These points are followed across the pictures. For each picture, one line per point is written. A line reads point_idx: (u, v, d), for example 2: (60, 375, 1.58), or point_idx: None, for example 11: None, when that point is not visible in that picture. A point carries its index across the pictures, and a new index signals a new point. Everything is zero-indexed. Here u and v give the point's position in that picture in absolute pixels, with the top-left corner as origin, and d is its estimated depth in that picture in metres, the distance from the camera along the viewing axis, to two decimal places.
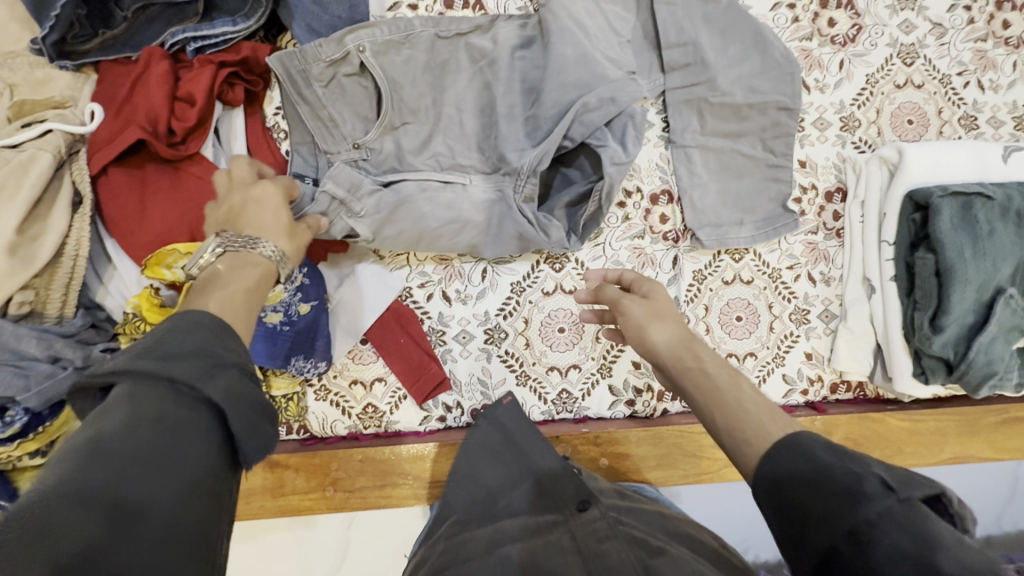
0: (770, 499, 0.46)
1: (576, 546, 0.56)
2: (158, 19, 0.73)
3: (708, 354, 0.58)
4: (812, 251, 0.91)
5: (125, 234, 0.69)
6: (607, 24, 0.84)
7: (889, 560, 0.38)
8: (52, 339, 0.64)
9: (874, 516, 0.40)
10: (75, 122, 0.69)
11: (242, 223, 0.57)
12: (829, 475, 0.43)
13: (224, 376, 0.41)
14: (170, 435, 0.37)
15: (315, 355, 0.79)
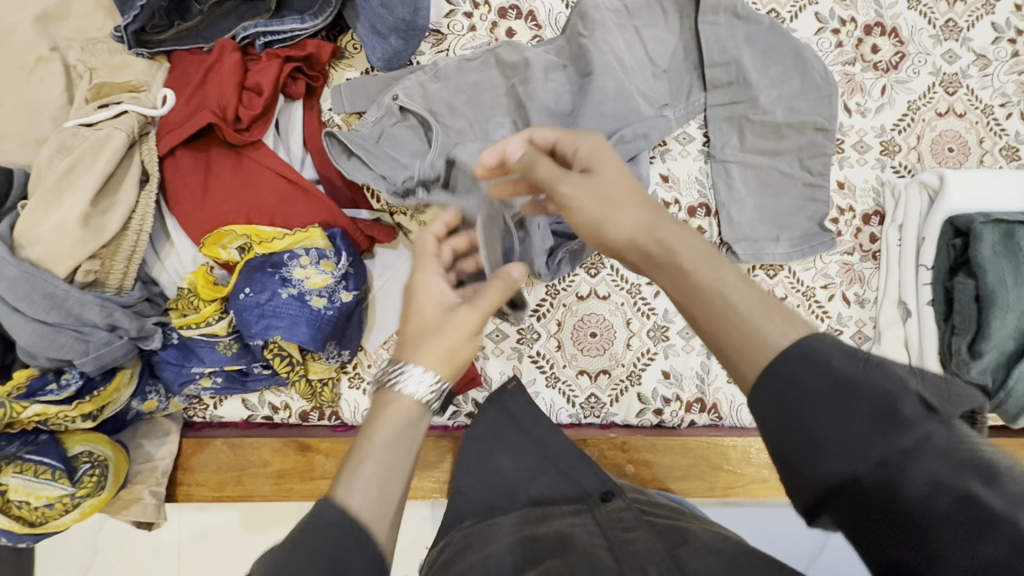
0: (773, 414, 0.38)
1: (601, 531, 0.58)
2: (233, 14, 0.78)
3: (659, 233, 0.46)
4: (847, 271, 0.91)
5: (186, 214, 0.73)
6: (652, 47, 0.87)
7: (930, 491, 0.33)
8: (113, 307, 0.66)
9: (913, 444, 0.34)
10: (146, 105, 0.73)
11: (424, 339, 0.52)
12: (854, 388, 0.36)
13: None
14: None
15: (344, 343, 0.76)
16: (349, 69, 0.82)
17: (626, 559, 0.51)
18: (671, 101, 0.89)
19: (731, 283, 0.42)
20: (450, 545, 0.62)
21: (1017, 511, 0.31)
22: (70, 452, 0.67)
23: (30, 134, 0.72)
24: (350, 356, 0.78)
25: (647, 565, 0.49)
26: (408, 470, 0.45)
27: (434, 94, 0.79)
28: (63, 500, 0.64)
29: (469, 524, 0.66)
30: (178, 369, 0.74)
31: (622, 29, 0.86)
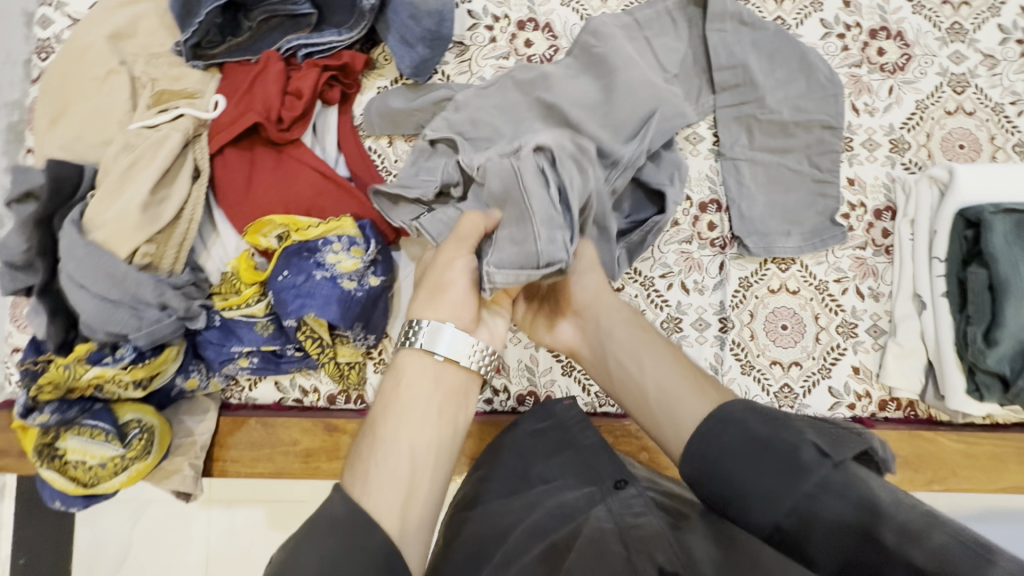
0: (720, 486, 0.54)
1: (612, 517, 0.59)
2: (279, 29, 0.86)
3: (607, 338, 0.71)
4: (860, 266, 0.92)
5: (232, 204, 0.80)
6: (662, 54, 0.91)
7: (833, 528, 0.47)
8: (165, 287, 0.73)
9: (813, 488, 0.49)
10: (200, 109, 0.81)
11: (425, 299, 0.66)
12: (768, 446, 0.53)
13: None
14: None
15: (370, 327, 0.81)
16: (381, 79, 0.89)
17: (634, 545, 0.55)
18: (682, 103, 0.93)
19: (654, 371, 0.66)
20: (464, 520, 0.64)
21: (905, 546, 0.43)
22: (122, 418, 0.73)
23: (99, 136, 0.81)
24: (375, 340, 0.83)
25: (656, 554, 0.54)
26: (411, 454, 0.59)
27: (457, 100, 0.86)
28: (115, 460, 0.71)
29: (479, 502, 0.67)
30: (219, 348, 0.79)
31: (633, 39, 0.91)
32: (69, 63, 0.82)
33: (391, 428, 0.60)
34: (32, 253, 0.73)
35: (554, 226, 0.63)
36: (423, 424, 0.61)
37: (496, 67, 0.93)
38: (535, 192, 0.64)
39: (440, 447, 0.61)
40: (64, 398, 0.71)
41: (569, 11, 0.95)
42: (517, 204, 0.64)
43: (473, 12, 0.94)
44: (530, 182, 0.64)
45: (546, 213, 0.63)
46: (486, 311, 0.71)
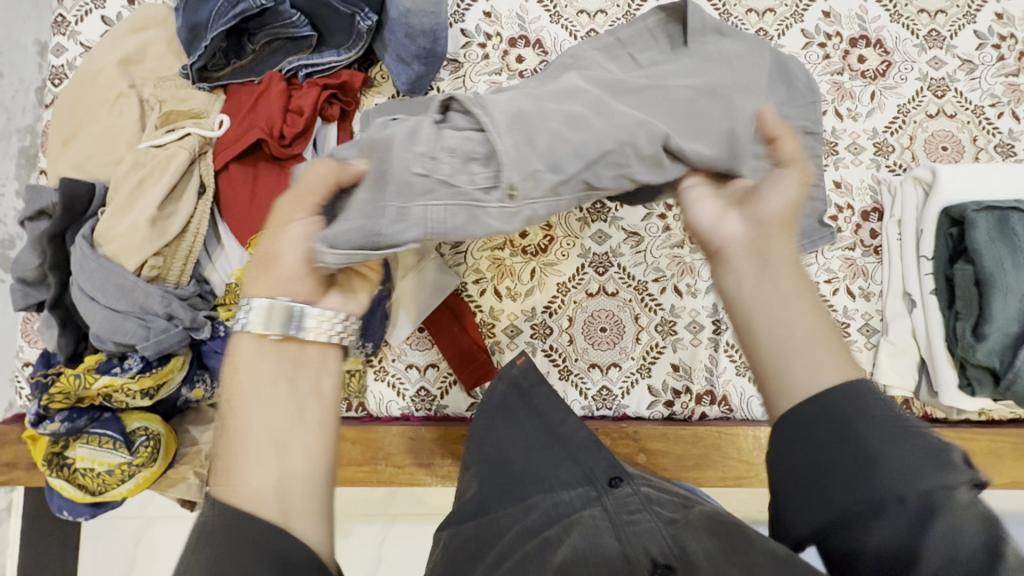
0: (834, 434, 0.44)
1: (608, 517, 0.59)
2: (280, 51, 0.90)
3: (773, 260, 0.54)
4: (850, 266, 0.93)
5: (235, 218, 0.83)
6: None
7: (952, 532, 0.39)
8: (172, 299, 0.76)
9: (951, 486, 0.40)
10: (207, 128, 0.85)
11: (265, 269, 0.56)
12: (915, 433, 0.43)
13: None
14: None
15: (369, 336, 0.85)
16: (378, 96, 0.93)
17: (629, 540, 0.56)
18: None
19: (809, 314, 0.51)
20: (462, 522, 0.65)
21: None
22: (128, 427, 0.75)
23: (109, 156, 0.85)
24: (373, 348, 0.87)
25: (650, 547, 0.54)
26: (276, 417, 0.49)
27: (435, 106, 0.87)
28: (123, 467, 0.73)
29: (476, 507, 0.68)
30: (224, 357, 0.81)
31: None
32: (82, 87, 0.86)
33: (241, 407, 0.49)
34: (46, 268, 0.76)
35: (413, 197, 0.59)
36: (278, 401, 0.50)
37: (490, 83, 0.97)
38: (394, 157, 0.59)
39: (311, 415, 0.50)
40: (74, 407, 0.73)
41: (559, 28, 0.99)
42: (379, 162, 0.60)
43: (466, 31, 0.98)
44: (397, 138, 0.61)
45: (402, 177, 0.59)
46: (342, 274, 0.60)
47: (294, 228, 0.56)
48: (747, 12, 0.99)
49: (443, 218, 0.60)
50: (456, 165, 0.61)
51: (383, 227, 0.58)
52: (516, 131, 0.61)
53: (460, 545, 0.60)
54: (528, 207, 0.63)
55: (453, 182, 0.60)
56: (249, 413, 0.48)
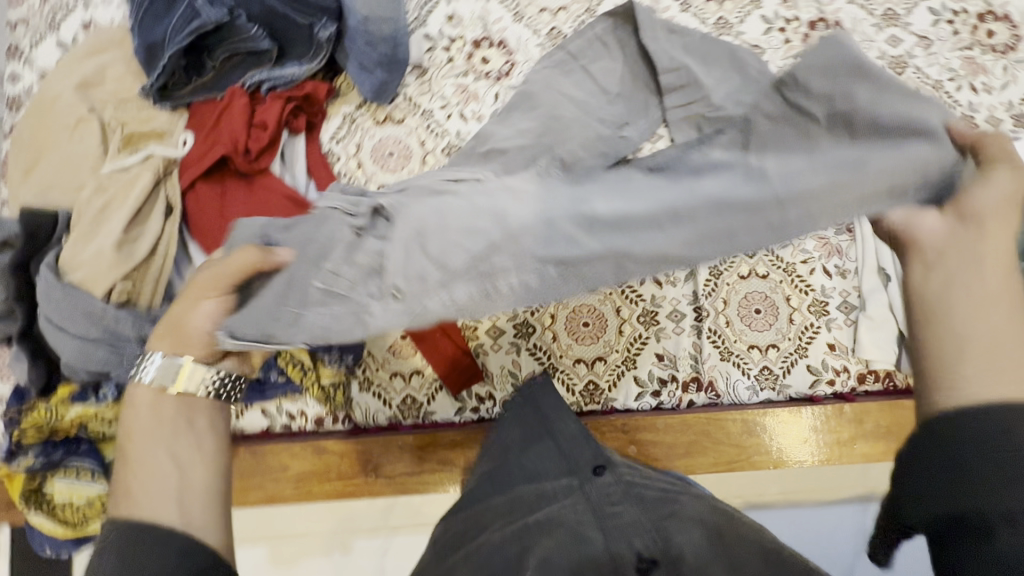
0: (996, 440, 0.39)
1: (591, 508, 0.58)
2: (241, 66, 0.89)
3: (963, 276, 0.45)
4: (824, 246, 0.95)
5: (205, 235, 0.82)
6: (602, 78, 0.91)
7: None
8: (144, 322, 0.74)
9: None
10: (171, 148, 0.84)
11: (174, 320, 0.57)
12: None
13: None
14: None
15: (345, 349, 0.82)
16: (345, 105, 0.94)
17: (612, 531, 0.54)
18: (635, 115, 0.92)
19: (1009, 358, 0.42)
20: (453, 520, 0.65)
21: None
22: (108, 456, 0.74)
23: (71, 182, 0.83)
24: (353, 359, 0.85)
25: (634, 540, 0.52)
26: (171, 448, 0.52)
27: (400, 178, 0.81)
28: (105, 497, 0.71)
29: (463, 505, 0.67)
30: None
31: (569, 69, 0.92)
32: (41, 115, 0.85)
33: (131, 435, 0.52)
34: (11, 300, 0.74)
35: (305, 305, 0.53)
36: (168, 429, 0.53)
37: (456, 85, 0.97)
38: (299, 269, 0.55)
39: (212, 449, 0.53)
40: (47, 441, 0.71)
41: (522, 27, 0.99)
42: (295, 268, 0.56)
43: (429, 36, 0.98)
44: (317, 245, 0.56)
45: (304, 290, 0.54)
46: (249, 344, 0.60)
47: (203, 301, 0.56)
48: (707, 2, 1.01)
49: (327, 328, 0.52)
50: (357, 277, 0.53)
51: (275, 332, 0.53)
52: (412, 241, 0.53)
53: (449, 543, 0.60)
54: (418, 306, 0.51)
55: (347, 296, 0.52)
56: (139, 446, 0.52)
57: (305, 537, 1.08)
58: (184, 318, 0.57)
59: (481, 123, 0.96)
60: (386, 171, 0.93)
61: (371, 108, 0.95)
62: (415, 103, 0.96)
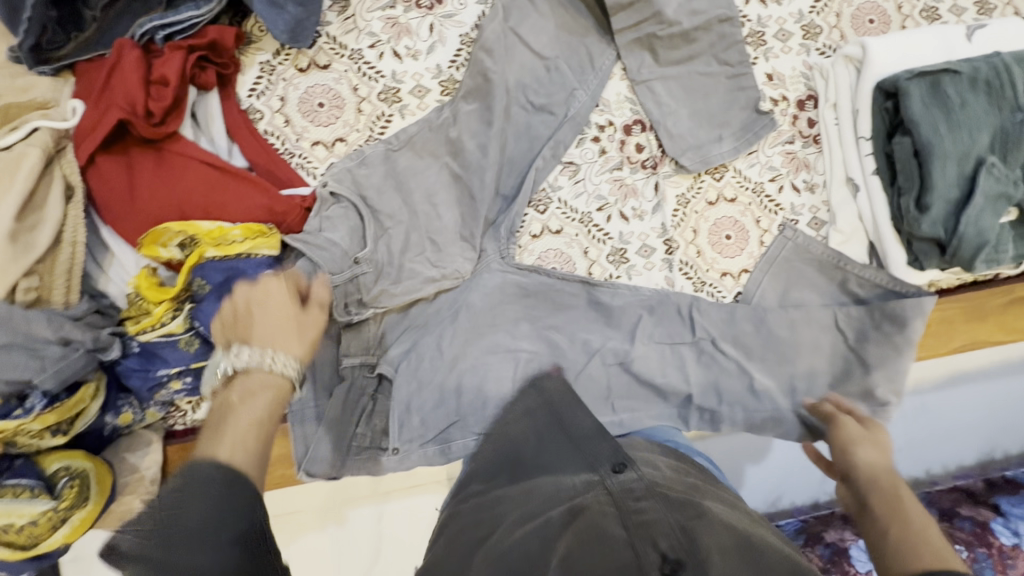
0: None
1: (614, 504, 0.53)
2: (128, 12, 0.77)
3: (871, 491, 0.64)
4: (791, 160, 0.91)
5: (118, 217, 0.73)
6: None
7: None
8: (61, 320, 0.66)
9: None
10: (59, 118, 0.72)
11: (250, 323, 0.62)
12: None
13: (227, 551, 0.43)
14: (211, 550, 0.42)
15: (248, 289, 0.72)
16: (260, 53, 0.83)
17: (635, 529, 0.50)
18: (582, 72, 0.89)
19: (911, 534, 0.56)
20: (461, 508, 0.60)
21: None
22: (48, 469, 0.67)
23: None
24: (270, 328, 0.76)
25: (659, 539, 0.48)
26: (267, 418, 0.56)
27: (365, 184, 0.81)
28: (49, 514, 0.66)
29: (477, 490, 0.61)
30: (144, 374, 0.74)
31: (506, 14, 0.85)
32: None
33: (230, 406, 0.57)
34: None
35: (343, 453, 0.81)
36: (253, 396, 0.57)
37: (385, 19, 0.87)
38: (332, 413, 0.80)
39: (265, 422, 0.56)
40: None
41: None
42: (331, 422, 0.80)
43: None
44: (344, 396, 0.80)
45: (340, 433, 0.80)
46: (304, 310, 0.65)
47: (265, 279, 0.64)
48: None
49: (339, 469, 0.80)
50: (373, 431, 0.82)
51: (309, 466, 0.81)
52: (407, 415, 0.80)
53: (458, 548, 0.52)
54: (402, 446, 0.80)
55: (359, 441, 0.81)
56: (216, 424, 0.54)
57: (303, 509, 1.05)
58: (265, 308, 0.62)
59: (418, 61, 0.87)
60: (318, 125, 0.85)
61: (291, 53, 0.84)
62: (340, 43, 0.86)
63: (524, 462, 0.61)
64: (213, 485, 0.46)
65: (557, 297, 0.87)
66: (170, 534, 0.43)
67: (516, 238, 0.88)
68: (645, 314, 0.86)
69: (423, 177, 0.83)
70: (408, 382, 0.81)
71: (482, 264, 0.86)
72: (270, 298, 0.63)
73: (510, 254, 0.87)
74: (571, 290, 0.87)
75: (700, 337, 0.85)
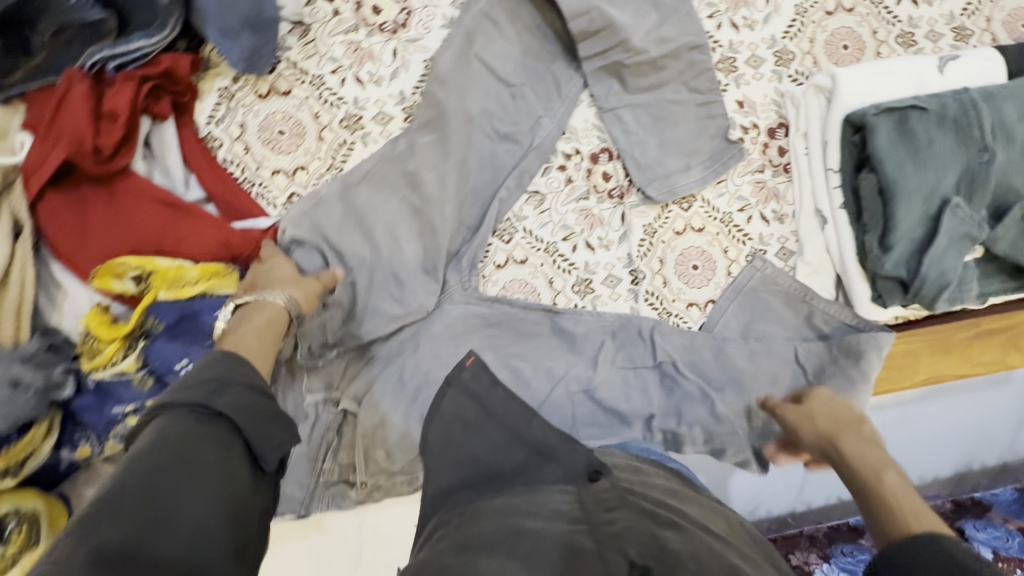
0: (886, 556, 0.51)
1: (585, 516, 0.53)
2: (76, 41, 0.74)
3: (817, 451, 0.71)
4: (761, 190, 0.90)
5: (68, 253, 0.72)
6: None
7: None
8: (9, 362, 0.66)
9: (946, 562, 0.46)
10: (8, 153, 0.71)
11: (257, 281, 0.73)
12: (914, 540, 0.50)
13: (232, 392, 0.51)
14: (214, 397, 0.49)
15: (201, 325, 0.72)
16: (219, 79, 0.82)
17: (607, 540, 0.49)
18: (548, 99, 0.87)
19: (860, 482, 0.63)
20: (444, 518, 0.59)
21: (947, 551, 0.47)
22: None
23: None
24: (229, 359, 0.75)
25: (629, 548, 0.48)
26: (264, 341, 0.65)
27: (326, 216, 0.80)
28: None
29: (463, 501, 0.60)
30: (99, 413, 0.72)
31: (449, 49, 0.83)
32: None
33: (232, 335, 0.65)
34: None
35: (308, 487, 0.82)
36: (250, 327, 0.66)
37: (347, 44, 0.85)
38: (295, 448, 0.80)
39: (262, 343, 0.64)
40: None
41: None
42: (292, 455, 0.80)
43: None
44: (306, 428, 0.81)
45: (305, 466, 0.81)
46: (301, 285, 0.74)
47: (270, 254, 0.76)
48: None
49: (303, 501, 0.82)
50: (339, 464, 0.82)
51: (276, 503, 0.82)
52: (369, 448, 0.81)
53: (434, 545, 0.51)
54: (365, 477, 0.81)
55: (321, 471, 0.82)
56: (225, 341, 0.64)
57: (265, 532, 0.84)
58: (271, 272, 0.73)
59: (381, 87, 0.86)
60: (278, 153, 0.83)
61: (250, 80, 0.82)
62: (301, 69, 0.84)
63: (505, 478, 0.62)
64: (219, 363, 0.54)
65: (521, 328, 0.86)
66: (185, 386, 0.50)
67: (479, 267, 0.88)
68: (607, 339, 0.86)
69: (383, 208, 0.81)
70: (370, 415, 0.81)
71: (445, 295, 0.85)
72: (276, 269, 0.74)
73: (472, 286, 0.86)
74: (535, 319, 0.86)
75: (664, 371, 0.85)
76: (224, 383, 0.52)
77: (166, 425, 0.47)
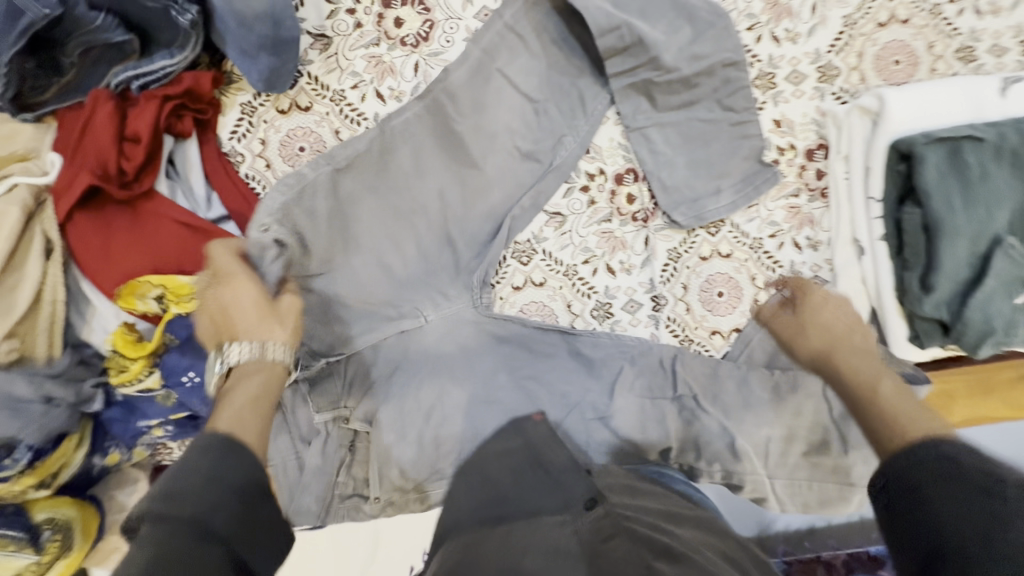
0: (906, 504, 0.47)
1: (583, 551, 0.50)
2: (103, 60, 0.75)
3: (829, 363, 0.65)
4: (795, 215, 0.85)
5: (95, 272, 0.74)
6: None
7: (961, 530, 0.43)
8: (43, 379, 0.68)
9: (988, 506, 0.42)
10: (40, 173, 0.73)
11: (231, 325, 0.64)
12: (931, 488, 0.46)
13: (225, 495, 0.49)
14: (207, 502, 0.47)
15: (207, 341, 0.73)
16: (241, 92, 0.81)
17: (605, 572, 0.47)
18: (572, 117, 0.84)
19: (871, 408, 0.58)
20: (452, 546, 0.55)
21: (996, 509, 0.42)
22: (34, 520, 0.72)
23: None
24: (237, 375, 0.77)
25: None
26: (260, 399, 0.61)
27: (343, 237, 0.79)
28: (33, 565, 0.72)
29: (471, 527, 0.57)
30: (126, 425, 0.76)
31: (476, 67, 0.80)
32: None
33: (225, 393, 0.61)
34: None
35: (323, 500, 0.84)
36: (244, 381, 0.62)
37: (368, 58, 0.83)
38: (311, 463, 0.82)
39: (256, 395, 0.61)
40: None
41: None
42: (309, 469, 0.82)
43: None
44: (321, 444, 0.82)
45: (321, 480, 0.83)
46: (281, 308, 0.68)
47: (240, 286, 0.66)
48: None
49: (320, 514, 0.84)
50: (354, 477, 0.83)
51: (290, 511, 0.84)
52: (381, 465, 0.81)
53: None
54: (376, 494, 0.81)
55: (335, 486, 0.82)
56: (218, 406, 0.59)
57: None
58: (240, 310, 0.65)
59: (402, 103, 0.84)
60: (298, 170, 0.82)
61: (271, 96, 0.82)
62: (321, 83, 0.83)
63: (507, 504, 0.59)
64: (213, 448, 0.52)
65: (537, 351, 0.85)
66: (177, 488, 0.47)
67: (494, 286, 0.87)
68: (626, 364, 0.84)
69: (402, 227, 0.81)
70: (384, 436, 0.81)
71: (461, 316, 0.85)
72: (241, 300, 0.65)
73: (489, 307, 0.85)
74: (551, 343, 0.85)
75: (684, 402, 0.82)
76: (217, 474, 0.50)
77: (156, 534, 0.44)
